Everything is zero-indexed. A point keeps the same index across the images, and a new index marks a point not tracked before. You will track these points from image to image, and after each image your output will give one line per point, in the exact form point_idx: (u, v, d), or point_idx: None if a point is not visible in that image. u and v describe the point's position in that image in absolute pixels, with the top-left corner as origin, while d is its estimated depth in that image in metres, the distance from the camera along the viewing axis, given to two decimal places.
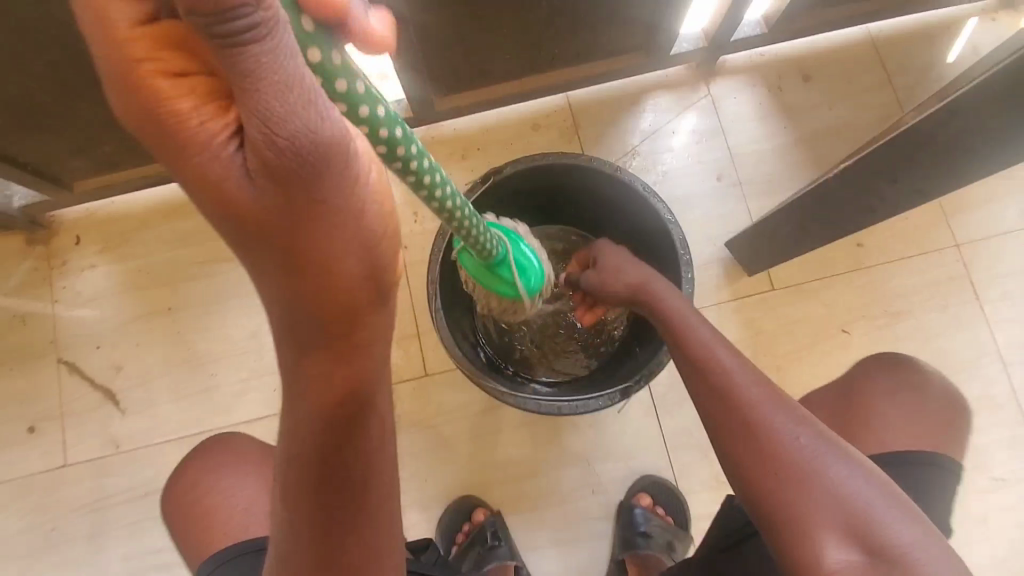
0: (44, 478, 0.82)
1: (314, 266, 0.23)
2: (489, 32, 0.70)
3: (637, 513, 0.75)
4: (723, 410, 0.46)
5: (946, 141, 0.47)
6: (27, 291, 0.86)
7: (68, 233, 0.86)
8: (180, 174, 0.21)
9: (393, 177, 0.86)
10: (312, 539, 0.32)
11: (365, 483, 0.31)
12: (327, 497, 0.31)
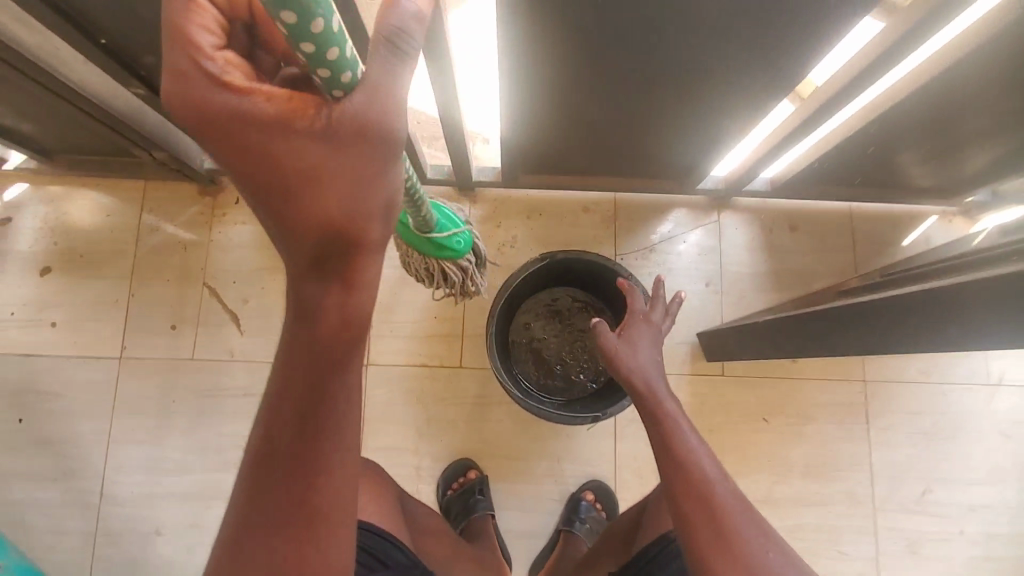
0: (175, 363, 1.13)
1: (335, 199, 0.34)
2: (572, 149, 1.00)
3: (582, 503, 1.05)
4: (694, 497, 0.56)
5: (842, 324, 0.74)
6: (192, 226, 1.17)
7: (232, 194, 1.18)
8: (235, 125, 0.33)
9: (475, 218, 1.16)
10: (285, 460, 0.41)
11: (337, 417, 0.41)
12: (309, 425, 0.40)
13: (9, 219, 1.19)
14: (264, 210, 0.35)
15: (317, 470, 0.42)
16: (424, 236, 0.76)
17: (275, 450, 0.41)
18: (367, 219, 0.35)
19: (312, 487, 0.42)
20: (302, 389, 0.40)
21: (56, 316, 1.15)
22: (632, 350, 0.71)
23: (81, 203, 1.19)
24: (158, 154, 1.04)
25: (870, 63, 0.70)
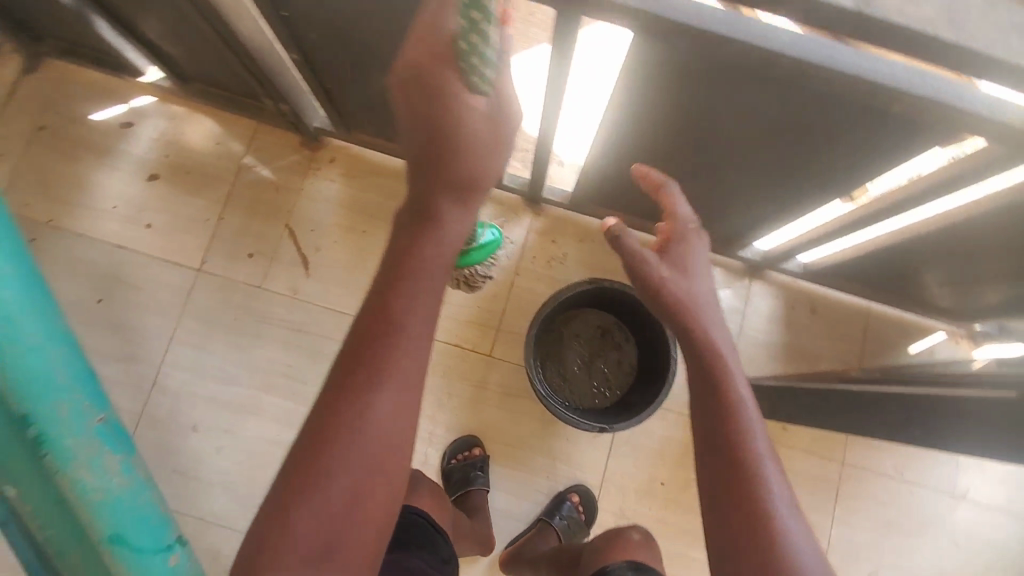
0: (244, 286, 1.28)
1: (469, 166, 0.52)
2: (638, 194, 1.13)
3: (566, 502, 1.18)
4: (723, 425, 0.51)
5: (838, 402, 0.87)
6: (288, 173, 1.32)
7: (329, 153, 1.32)
8: (426, 102, 0.49)
9: (535, 229, 1.29)
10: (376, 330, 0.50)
11: (419, 304, 0.51)
12: (400, 305, 0.51)
13: (132, 125, 1.33)
14: (427, 148, 0.51)
15: (389, 370, 0.49)
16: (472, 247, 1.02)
17: (360, 345, 0.50)
18: (481, 179, 0.53)
19: (384, 384, 0.49)
20: (395, 290, 0.51)
21: (152, 220, 1.30)
22: (685, 283, 0.60)
23: (197, 127, 1.34)
24: (281, 103, 1.19)
25: (909, 193, 0.82)
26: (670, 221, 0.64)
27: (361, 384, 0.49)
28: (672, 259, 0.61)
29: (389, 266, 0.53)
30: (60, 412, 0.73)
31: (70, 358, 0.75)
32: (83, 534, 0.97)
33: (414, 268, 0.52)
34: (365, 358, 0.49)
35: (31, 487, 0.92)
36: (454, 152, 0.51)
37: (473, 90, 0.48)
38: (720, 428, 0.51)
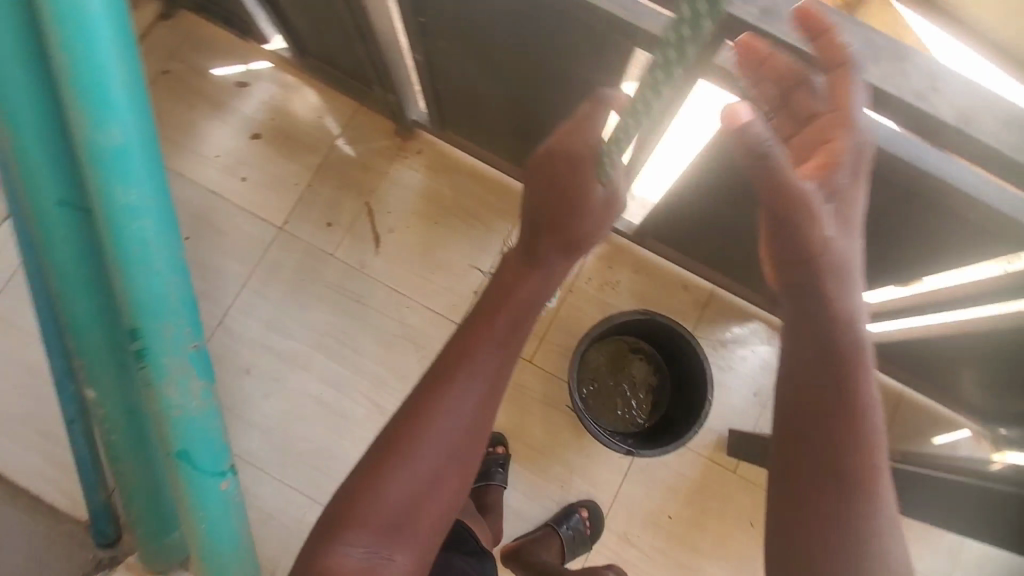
0: (319, 251, 1.38)
1: (573, 239, 0.67)
2: (702, 241, 1.21)
3: (574, 515, 1.23)
4: (835, 365, 0.55)
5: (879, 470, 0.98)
6: (378, 155, 1.42)
7: (418, 144, 1.42)
8: (560, 186, 0.64)
9: (595, 253, 1.37)
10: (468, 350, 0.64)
11: (508, 334, 0.66)
12: (490, 332, 0.65)
13: (246, 85, 1.45)
14: (547, 216, 0.66)
15: (473, 383, 0.63)
16: None
17: (455, 359, 0.64)
18: (579, 248, 0.69)
19: (467, 394, 0.63)
20: (489, 321, 0.66)
21: (248, 175, 1.40)
22: (848, 257, 0.59)
23: (305, 98, 1.45)
24: (389, 93, 1.29)
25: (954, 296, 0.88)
26: (825, 152, 0.60)
27: (449, 391, 0.62)
28: (858, 164, 0.60)
29: (491, 301, 0.68)
30: (165, 332, 0.82)
31: (186, 288, 0.83)
32: (142, 443, 1.07)
33: (510, 304, 0.67)
34: (458, 369, 0.63)
35: (106, 391, 1.00)
36: (568, 223, 0.66)
37: (599, 182, 0.62)
38: (832, 366, 0.55)
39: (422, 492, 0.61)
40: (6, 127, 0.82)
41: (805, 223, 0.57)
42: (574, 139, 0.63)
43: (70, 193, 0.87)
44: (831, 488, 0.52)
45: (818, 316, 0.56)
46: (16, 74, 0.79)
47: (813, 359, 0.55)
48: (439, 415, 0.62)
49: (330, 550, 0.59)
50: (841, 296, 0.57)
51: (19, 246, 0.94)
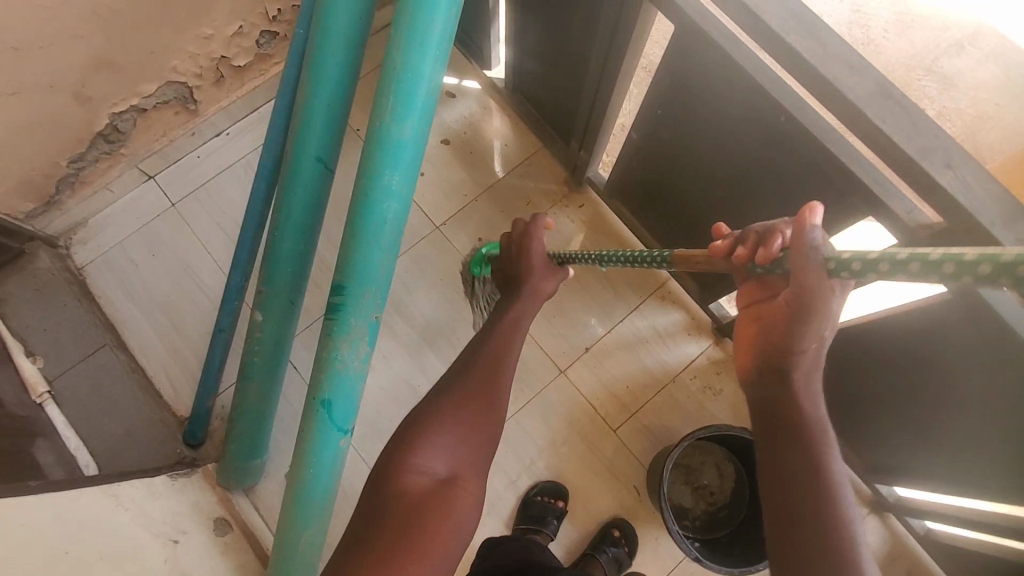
0: (463, 260, 1.50)
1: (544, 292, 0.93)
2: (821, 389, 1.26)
3: (610, 537, 1.29)
4: (796, 439, 0.58)
5: None
6: (543, 197, 1.55)
7: (581, 200, 1.54)
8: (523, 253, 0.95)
9: (707, 356, 1.44)
10: (488, 344, 0.78)
11: (515, 337, 0.81)
12: (496, 333, 0.80)
13: (454, 96, 1.63)
14: (531, 271, 0.93)
15: (504, 366, 0.75)
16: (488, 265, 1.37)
17: (493, 347, 0.78)
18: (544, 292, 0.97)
19: (504, 376, 0.74)
20: (507, 333, 0.80)
21: (426, 172, 1.57)
22: (816, 358, 0.61)
23: (498, 125, 1.61)
24: (581, 149, 1.42)
25: None
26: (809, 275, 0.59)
27: (480, 371, 0.74)
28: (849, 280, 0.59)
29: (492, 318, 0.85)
30: (363, 297, 0.91)
31: (393, 267, 0.92)
32: (273, 372, 1.16)
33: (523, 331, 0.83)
34: (497, 355, 0.76)
35: (269, 321, 1.10)
36: (533, 279, 0.91)
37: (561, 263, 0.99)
38: (788, 442, 0.58)
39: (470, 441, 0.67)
40: (307, 86, 0.94)
41: (795, 322, 0.59)
42: (522, 231, 0.98)
43: (326, 153, 0.99)
44: (817, 548, 0.52)
45: (793, 405, 0.59)
46: (337, 52, 0.92)
47: (785, 446, 0.58)
48: (478, 382, 0.72)
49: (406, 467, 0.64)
50: (802, 390, 0.60)
51: (257, 176, 1.08)
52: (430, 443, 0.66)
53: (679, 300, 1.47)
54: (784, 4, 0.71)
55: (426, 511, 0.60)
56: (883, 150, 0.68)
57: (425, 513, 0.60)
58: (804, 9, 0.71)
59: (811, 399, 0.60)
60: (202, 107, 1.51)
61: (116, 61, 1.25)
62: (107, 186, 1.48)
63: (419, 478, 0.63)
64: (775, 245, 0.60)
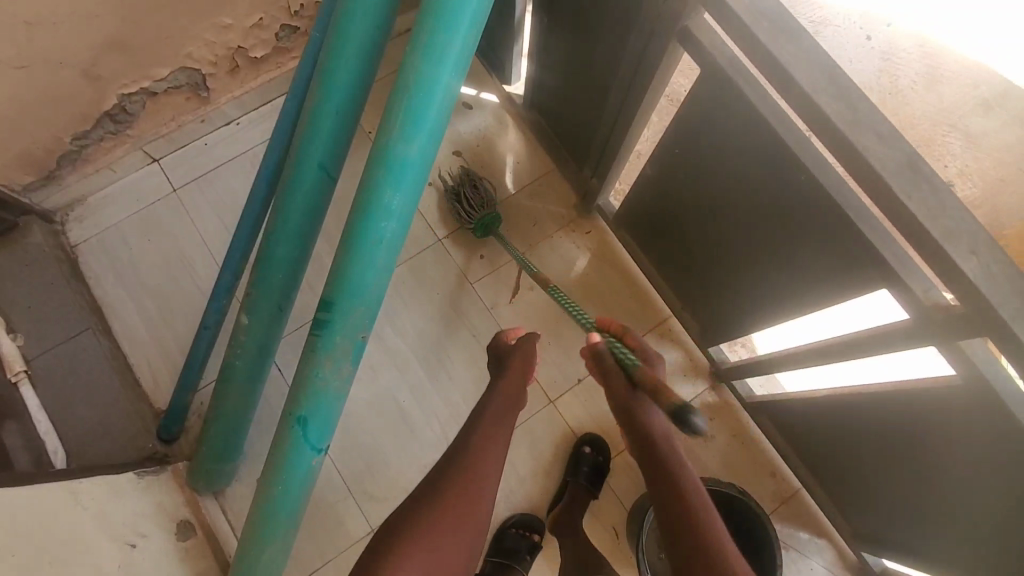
0: (461, 276, 1.47)
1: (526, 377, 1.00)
2: (815, 452, 1.21)
3: (582, 452, 1.32)
4: (700, 552, 0.72)
5: None
6: (550, 219, 1.52)
7: (589, 226, 1.51)
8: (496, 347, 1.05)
9: (701, 400, 1.39)
10: (468, 447, 0.85)
11: (495, 434, 0.87)
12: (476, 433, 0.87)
13: (470, 108, 1.61)
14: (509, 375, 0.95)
15: (484, 469, 0.82)
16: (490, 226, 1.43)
17: (474, 451, 0.84)
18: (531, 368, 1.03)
19: (482, 481, 0.80)
20: (488, 433, 0.86)
21: (434, 182, 1.54)
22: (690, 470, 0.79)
23: (513, 141, 1.58)
24: (593, 177, 1.39)
25: None
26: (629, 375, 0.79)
27: (457, 488, 0.79)
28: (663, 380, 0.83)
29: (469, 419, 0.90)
30: (351, 316, 0.87)
31: (386, 287, 0.89)
32: (254, 377, 1.13)
33: (500, 433, 0.88)
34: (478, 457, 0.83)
35: (255, 325, 1.07)
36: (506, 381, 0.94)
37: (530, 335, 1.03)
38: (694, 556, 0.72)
39: (448, 556, 0.73)
40: (316, 90, 0.91)
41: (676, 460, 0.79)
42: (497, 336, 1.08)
43: (330, 161, 0.96)
44: None
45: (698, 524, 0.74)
46: (350, 61, 0.89)
47: (694, 561, 0.71)
48: (457, 493, 0.78)
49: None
50: (696, 502, 0.76)
51: (258, 176, 1.04)
52: (407, 562, 0.70)
53: (679, 339, 1.44)
54: (817, 62, 0.68)
55: None
56: (906, 226, 0.64)
57: None
58: (838, 69, 0.67)
59: (706, 510, 0.76)
60: (214, 95, 1.48)
61: (130, 43, 1.23)
62: (109, 166, 1.46)
63: None
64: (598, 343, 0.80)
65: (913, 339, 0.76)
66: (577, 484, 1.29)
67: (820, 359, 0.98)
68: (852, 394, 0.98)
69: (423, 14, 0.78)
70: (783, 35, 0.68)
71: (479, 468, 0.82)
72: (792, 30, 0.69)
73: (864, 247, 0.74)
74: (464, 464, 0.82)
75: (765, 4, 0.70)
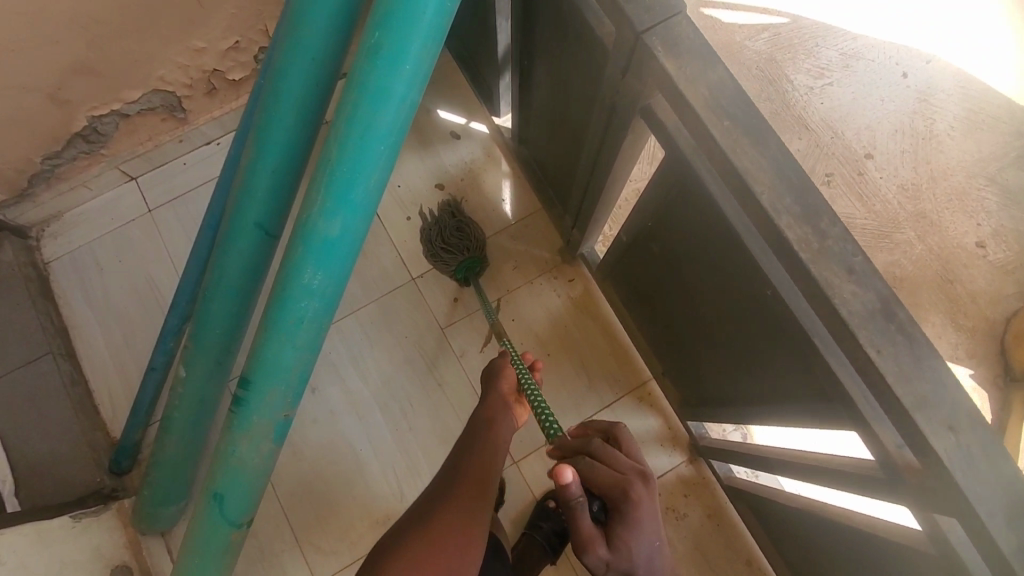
0: (432, 320, 1.40)
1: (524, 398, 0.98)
2: (793, 556, 1.10)
3: (542, 509, 1.24)
4: None
5: None
6: (531, 264, 1.43)
7: (571, 274, 1.42)
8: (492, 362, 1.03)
9: (676, 472, 1.29)
10: (468, 446, 0.82)
11: (495, 435, 0.84)
12: (473, 435, 0.84)
13: (458, 138, 1.52)
14: (491, 401, 0.90)
15: (485, 466, 0.79)
16: (470, 271, 1.35)
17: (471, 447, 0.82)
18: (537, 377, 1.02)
19: (481, 479, 0.78)
20: (489, 433, 0.84)
21: (413, 216, 1.47)
22: None
23: (500, 178, 1.49)
24: (575, 228, 1.29)
25: None
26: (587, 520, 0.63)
27: (458, 487, 0.77)
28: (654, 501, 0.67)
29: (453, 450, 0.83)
30: (268, 396, 0.81)
31: (309, 366, 0.83)
32: (196, 428, 1.08)
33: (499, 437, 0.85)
34: (479, 452, 0.81)
35: (193, 378, 1.02)
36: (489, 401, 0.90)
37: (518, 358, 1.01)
38: None
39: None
40: (252, 148, 0.84)
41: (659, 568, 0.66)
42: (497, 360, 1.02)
43: (268, 220, 0.89)
44: None
45: None
46: (287, 120, 0.81)
47: None
48: (459, 495, 0.76)
49: None
50: None
51: (203, 225, 0.99)
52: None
53: (658, 404, 1.34)
54: (786, 177, 0.57)
55: None
56: (874, 387, 0.54)
57: None
58: (810, 184, 0.57)
59: None
60: (191, 116, 1.42)
61: (98, 67, 1.18)
62: (84, 183, 1.42)
63: None
64: (563, 482, 0.62)
65: (884, 493, 0.65)
66: (532, 540, 1.20)
67: (788, 472, 0.88)
68: (825, 514, 0.87)
69: (348, 84, 0.69)
70: (748, 139, 0.58)
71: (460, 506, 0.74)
72: (759, 133, 0.58)
73: (834, 385, 0.64)
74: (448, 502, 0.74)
75: (728, 100, 0.59)
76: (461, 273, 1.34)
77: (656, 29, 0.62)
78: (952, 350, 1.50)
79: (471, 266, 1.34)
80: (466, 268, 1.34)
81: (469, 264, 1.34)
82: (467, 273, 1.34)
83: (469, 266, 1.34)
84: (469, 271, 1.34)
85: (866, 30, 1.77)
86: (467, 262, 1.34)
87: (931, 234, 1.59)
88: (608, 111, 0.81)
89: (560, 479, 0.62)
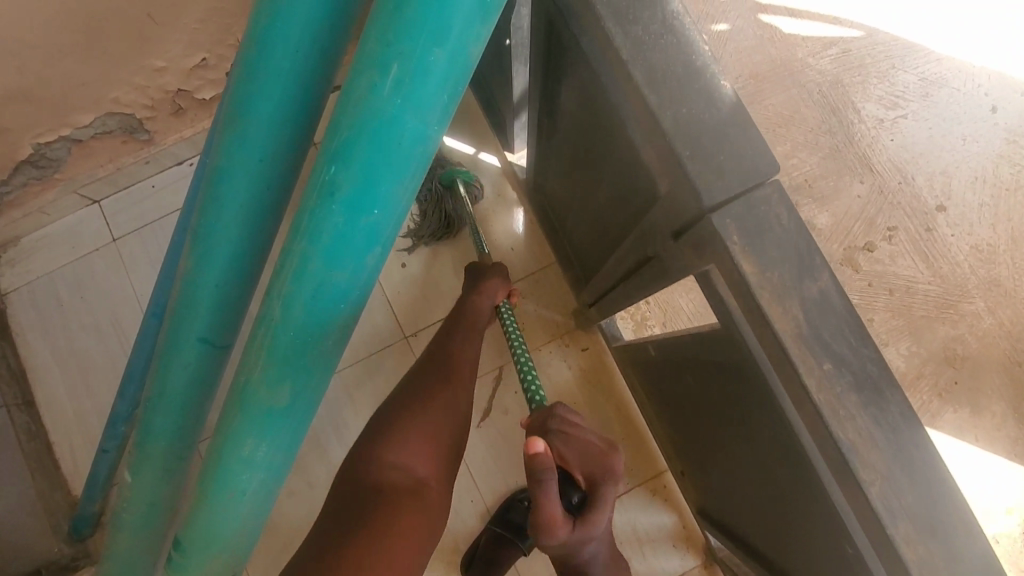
0: None
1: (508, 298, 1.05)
2: None
3: None
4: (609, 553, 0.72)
5: None
6: (540, 326, 1.25)
7: (585, 341, 1.25)
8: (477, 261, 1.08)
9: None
10: (459, 334, 0.92)
11: (478, 327, 0.94)
12: (462, 323, 0.94)
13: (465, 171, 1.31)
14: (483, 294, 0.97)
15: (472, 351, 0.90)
16: (458, 178, 1.21)
17: (461, 330, 0.93)
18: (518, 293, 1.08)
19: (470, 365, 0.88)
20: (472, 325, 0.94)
21: (409, 263, 1.29)
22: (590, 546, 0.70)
23: (510, 221, 1.30)
24: (592, 304, 1.10)
25: None
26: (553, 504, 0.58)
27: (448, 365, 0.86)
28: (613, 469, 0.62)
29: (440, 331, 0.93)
30: (208, 564, 0.68)
31: (257, 528, 0.68)
32: (148, 528, 0.96)
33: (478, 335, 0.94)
34: (469, 333, 0.92)
35: (141, 485, 0.88)
36: (481, 297, 0.96)
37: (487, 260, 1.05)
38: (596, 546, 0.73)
39: (437, 453, 0.77)
40: (190, 257, 0.66)
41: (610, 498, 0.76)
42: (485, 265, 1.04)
43: (215, 334, 0.72)
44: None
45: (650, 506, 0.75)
46: (232, 230, 0.63)
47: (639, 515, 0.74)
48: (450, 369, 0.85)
49: (381, 454, 0.72)
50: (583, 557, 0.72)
51: (147, 313, 0.83)
52: (397, 442, 0.74)
53: (673, 499, 1.20)
54: (901, 450, 0.40)
55: (405, 499, 0.67)
56: None
57: (401, 496, 0.68)
58: (933, 465, 0.40)
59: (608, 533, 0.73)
60: (157, 136, 1.21)
61: (41, 93, 1.00)
62: (41, 209, 1.24)
63: (391, 464, 0.72)
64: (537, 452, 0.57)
65: None
66: None
67: None
68: None
69: (294, 228, 0.50)
70: (857, 398, 0.41)
71: (458, 380, 0.85)
72: (873, 384, 0.41)
73: None
74: (448, 377, 0.84)
75: (832, 330, 0.42)
76: (449, 176, 1.21)
77: (732, 206, 0.43)
78: (1012, 446, 1.32)
79: (458, 173, 1.21)
80: (452, 173, 1.21)
81: (457, 173, 1.21)
82: (456, 177, 1.21)
83: (457, 175, 1.21)
84: (458, 177, 1.21)
85: (910, 12, 1.51)
86: (454, 169, 1.21)
87: (1004, 306, 1.38)
88: (646, 242, 0.61)
89: (531, 450, 0.57)
